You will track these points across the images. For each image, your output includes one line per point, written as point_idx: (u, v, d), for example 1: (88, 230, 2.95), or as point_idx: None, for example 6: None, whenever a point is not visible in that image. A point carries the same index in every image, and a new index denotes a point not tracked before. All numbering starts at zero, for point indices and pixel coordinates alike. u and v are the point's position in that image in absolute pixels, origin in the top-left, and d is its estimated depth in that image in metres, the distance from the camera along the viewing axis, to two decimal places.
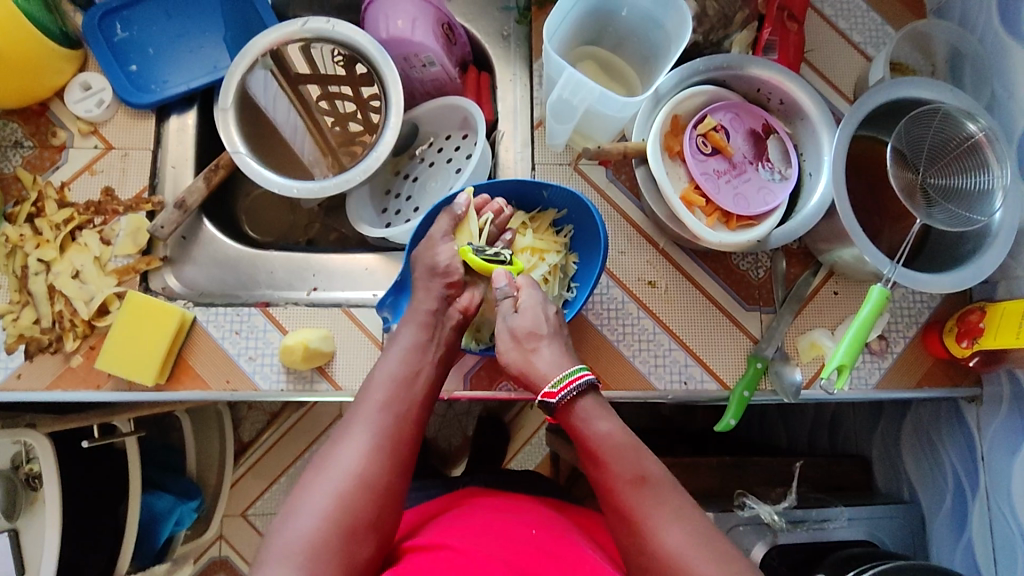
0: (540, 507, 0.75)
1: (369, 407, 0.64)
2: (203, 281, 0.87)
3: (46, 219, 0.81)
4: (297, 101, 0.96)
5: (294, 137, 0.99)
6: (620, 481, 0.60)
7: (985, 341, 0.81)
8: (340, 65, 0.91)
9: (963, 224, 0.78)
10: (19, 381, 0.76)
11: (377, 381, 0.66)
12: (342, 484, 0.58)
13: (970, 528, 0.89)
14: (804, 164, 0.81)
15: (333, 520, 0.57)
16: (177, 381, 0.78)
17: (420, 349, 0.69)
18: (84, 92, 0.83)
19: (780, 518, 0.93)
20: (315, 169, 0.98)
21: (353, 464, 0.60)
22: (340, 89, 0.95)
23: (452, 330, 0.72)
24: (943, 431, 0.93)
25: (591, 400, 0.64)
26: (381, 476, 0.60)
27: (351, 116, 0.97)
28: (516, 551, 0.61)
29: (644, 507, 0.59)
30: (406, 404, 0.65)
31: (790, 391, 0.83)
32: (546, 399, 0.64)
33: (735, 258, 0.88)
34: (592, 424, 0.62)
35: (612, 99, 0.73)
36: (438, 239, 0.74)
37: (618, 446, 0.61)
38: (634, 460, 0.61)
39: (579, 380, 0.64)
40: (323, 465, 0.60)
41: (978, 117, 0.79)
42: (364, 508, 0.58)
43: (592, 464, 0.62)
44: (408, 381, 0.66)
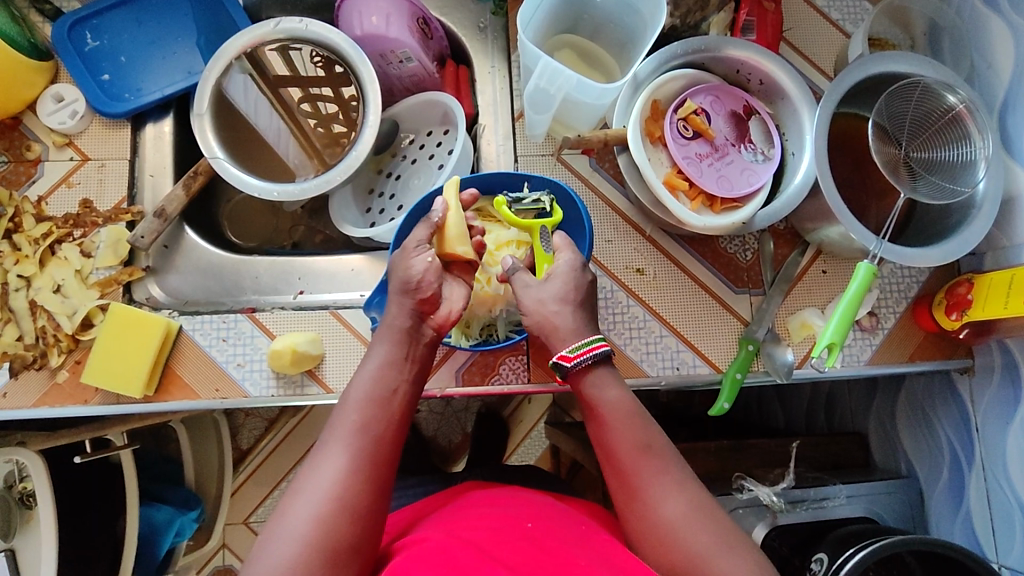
0: (532, 497, 0.74)
1: (344, 430, 0.62)
2: (188, 289, 0.87)
3: (25, 234, 0.79)
4: (279, 104, 0.96)
5: (277, 141, 0.98)
6: (624, 445, 0.62)
7: (974, 312, 0.80)
8: (317, 66, 0.90)
9: (948, 196, 0.78)
10: (5, 399, 0.75)
11: (352, 401, 0.64)
12: (320, 509, 0.57)
13: (968, 500, 0.89)
14: (787, 144, 0.80)
15: (311, 547, 0.56)
16: (166, 391, 0.77)
17: (396, 366, 0.67)
18: (56, 103, 0.82)
19: (778, 499, 0.95)
20: (302, 173, 0.98)
21: (331, 489, 0.58)
22: (321, 90, 0.93)
23: (427, 347, 0.70)
24: (937, 405, 0.94)
25: (604, 371, 0.66)
26: (361, 500, 0.59)
27: (334, 117, 0.95)
28: (508, 543, 0.60)
29: (644, 472, 0.61)
30: (383, 424, 0.63)
31: (782, 371, 0.82)
32: (562, 362, 0.65)
33: (723, 241, 0.87)
34: (604, 392, 0.64)
35: (590, 86, 0.72)
36: (413, 248, 0.71)
37: (626, 415, 0.63)
38: (641, 427, 0.63)
39: (596, 349, 0.65)
40: (300, 491, 0.59)
41: (958, 88, 0.78)
42: (343, 533, 0.57)
43: (597, 428, 0.65)
44: (384, 401, 0.65)
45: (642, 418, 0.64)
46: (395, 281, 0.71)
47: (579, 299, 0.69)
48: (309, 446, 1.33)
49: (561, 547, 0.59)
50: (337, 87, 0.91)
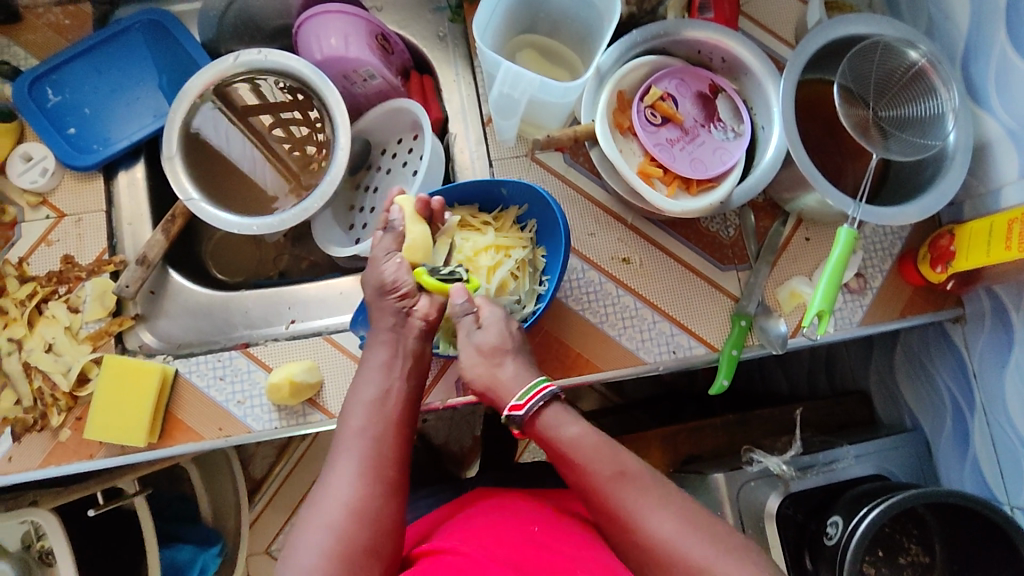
0: (538, 497, 0.76)
1: (349, 437, 0.63)
2: (179, 331, 0.86)
3: (11, 297, 0.79)
4: (249, 132, 0.95)
5: (255, 168, 0.97)
6: (599, 478, 0.62)
7: (958, 263, 0.81)
8: (286, 93, 0.90)
9: (921, 151, 0.78)
10: (12, 463, 0.76)
11: (352, 409, 0.66)
12: (334, 518, 0.58)
13: (973, 448, 0.90)
14: (756, 118, 0.81)
15: (331, 555, 0.56)
16: (170, 436, 0.78)
17: (388, 366, 0.69)
18: (26, 163, 0.82)
19: (788, 468, 0.95)
20: (283, 197, 0.96)
21: (343, 495, 0.59)
22: (290, 115, 0.93)
23: (418, 338, 0.70)
24: (934, 355, 0.95)
25: (558, 409, 0.67)
26: (375, 502, 0.60)
27: (307, 138, 0.95)
28: (510, 545, 0.63)
29: (627, 499, 0.61)
30: (383, 425, 0.65)
31: (777, 342, 0.82)
32: (514, 412, 0.66)
33: (704, 221, 0.88)
34: (561, 430, 0.65)
35: (553, 86, 0.71)
36: (382, 256, 0.72)
37: (592, 449, 0.63)
38: (611, 456, 0.63)
39: (544, 390, 0.66)
40: (314, 502, 0.60)
41: (919, 44, 0.79)
42: (360, 537, 0.58)
43: (567, 469, 0.65)
44: (381, 402, 0.66)
45: (608, 448, 0.64)
46: (369, 288, 0.72)
47: (514, 348, 0.69)
48: (322, 469, 1.33)
49: (566, 550, 0.62)
50: (305, 110, 0.91)
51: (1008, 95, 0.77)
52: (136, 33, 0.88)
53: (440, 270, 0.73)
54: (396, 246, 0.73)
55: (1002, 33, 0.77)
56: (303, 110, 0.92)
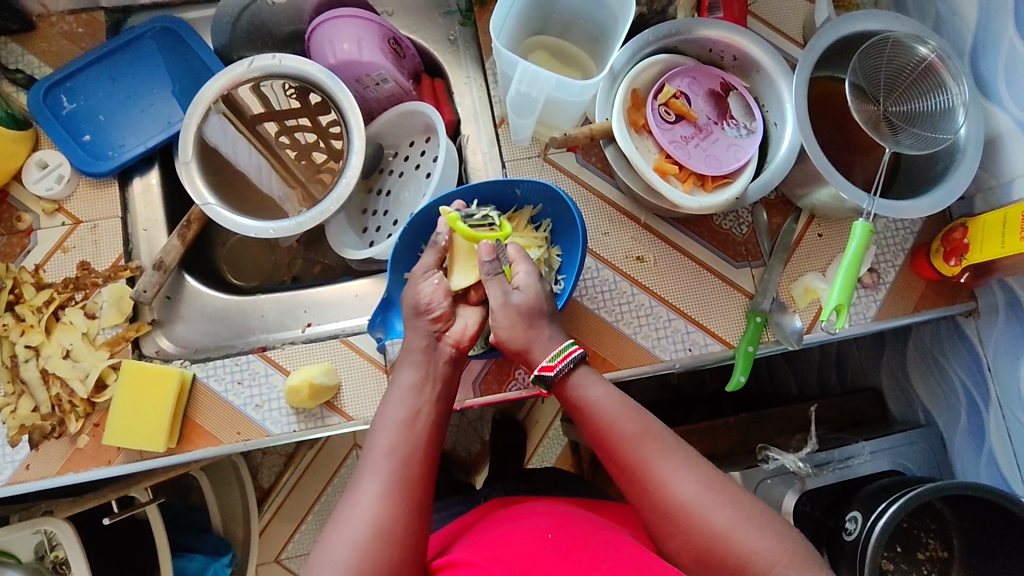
0: (557, 503, 0.76)
1: (376, 455, 0.63)
2: (197, 336, 0.86)
3: (27, 304, 0.79)
4: (257, 142, 0.94)
5: (261, 178, 0.96)
6: (622, 437, 0.64)
7: (973, 255, 0.81)
8: (294, 98, 0.91)
9: (932, 144, 0.79)
10: (29, 471, 0.75)
11: (380, 427, 0.65)
12: (359, 535, 0.58)
13: (989, 440, 0.91)
14: (768, 115, 0.81)
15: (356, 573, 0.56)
16: (188, 441, 0.77)
17: (419, 387, 0.67)
18: (41, 170, 0.82)
19: (805, 464, 0.96)
20: (287, 204, 0.94)
21: (369, 514, 0.59)
22: (298, 122, 0.94)
23: (449, 363, 0.70)
24: (947, 350, 0.95)
25: (583, 371, 0.68)
26: (400, 521, 0.59)
27: (314, 146, 0.95)
28: (530, 555, 0.62)
29: (650, 458, 0.62)
30: (412, 446, 0.64)
31: (793, 338, 0.83)
32: (545, 372, 0.67)
33: (717, 218, 0.88)
34: (587, 390, 0.66)
35: (569, 84, 0.71)
36: (421, 275, 0.73)
37: (616, 411, 0.65)
38: (635, 417, 0.65)
39: (574, 352, 0.67)
40: (338, 520, 0.59)
41: (927, 39, 0.80)
42: (386, 557, 0.57)
43: (591, 430, 0.66)
44: (410, 422, 0.65)
45: (631, 408, 0.66)
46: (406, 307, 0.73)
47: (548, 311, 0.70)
48: (332, 476, 1.32)
49: (587, 554, 0.62)
50: (313, 116, 0.93)
51: (1016, 88, 0.78)
52: (150, 40, 0.88)
53: (472, 215, 0.77)
54: (435, 264, 0.74)
55: (1011, 27, 0.77)
56: (313, 116, 0.93)
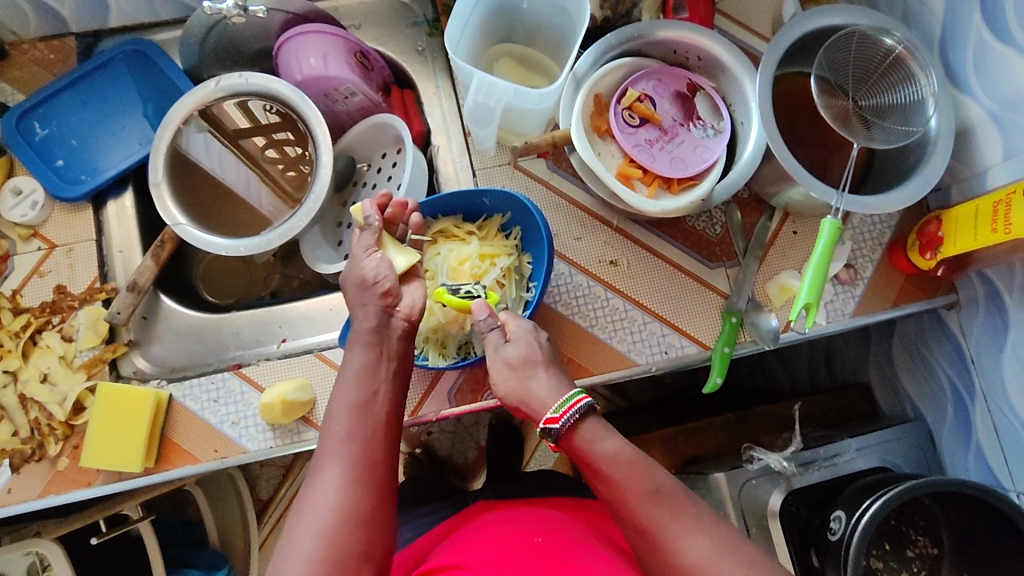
0: (538, 509, 0.76)
1: (333, 442, 0.62)
2: (174, 356, 0.87)
3: (5, 329, 0.80)
4: (243, 155, 0.96)
5: (249, 190, 0.98)
6: (632, 498, 0.60)
7: (947, 249, 0.80)
8: (275, 113, 0.90)
9: (903, 137, 0.78)
10: (11, 495, 0.76)
11: (336, 411, 0.64)
12: (323, 524, 0.57)
13: (976, 433, 0.90)
14: (736, 115, 0.80)
15: (322, 561, 0.56)
16: (166, 460, 0.78)
17: (374, 367, 0.66)
18: (16, 197, 0.83)
19: (789, 463, 0.95)
20: (275, 218, 0.97)
21: (329, 502, 0.58)
22: (282, 135, 0.94)
23: (401, 340, 0.68)
24: (931, 343, 0.94)
25: (595, 422, 0.64)
26: (363, 507, 0.59)
27: (301, 158, 0.95)
28: (516, 561, 0.63)
29: (660, 520, 0.59)
30: (370, 427, 0.63)
31: (769, 338, 0.82)
32: (550, 425, 0.63)
33: (690, 219, 0.88)
34: (597, 444, 0.62)
35: (527, 93, 0.71)
36: (363, 253, 0.70)
37: (620, 457, 0.61)
38: (645, 474, 0.61)
39: (579, 403, 0.63)
40: (301, 512, 0.59)
41: (893, 31, 0.79)
42: (349, 543, 0.57)
43: (600, 484, 0.62)
44: (366, 405, 0.64)
45: (644, 464, 0.62)
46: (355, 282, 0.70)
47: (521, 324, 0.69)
48: None
49: (574, 556, 0.62)
50: (297, 130, 0.92)
51: (985, 77, 0.77)
52: (119, 63, 0.89)
53: (460, 287, 0.76)
54: (375, 243, 0.72)
55: (978, 16, 0.76)
56: (295, 128, 0.92)
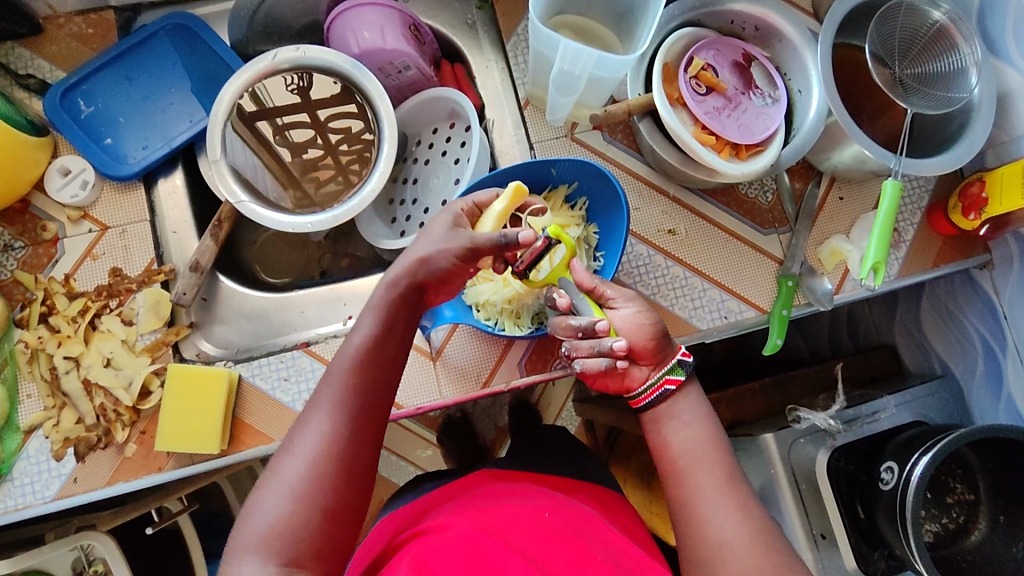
0: (543, 488, 0.75)
1: (336, 389, 0.60)
2: (236, 338, 0.85)
3: (60, 314, 0.78)
4: (252, 140, 0.91)
5: (257, 176, 0.90)
6: (701, 459, 0.66)
7: (991, 208, 0.85)
8: (295, 92, 0.91)
9: (948, 104, 0.82)
10: (77, 484, 0.74)
11: (344, 360, 0.62)
12: (314, 467, 0.56)
13: (1007, 384, 0.95)
14: (791, 83, 0.83)
15: (309, 503, 0.55)
16: (239, 441, 0.77)
17: (390, 328, 0.65)
18: (64, 177, 0.79)
19: (834, 422, 0.98)
20: (283, 203, 0.91)
21: (325, 448, 0.57)
22: (295, 119, 0.95)
23: (415, 307, 0.67)
24: (961, 302, 0.99)
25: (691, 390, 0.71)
26: (353, 458, 0.58)
27: (307, 142, 0.98)
28: (530, 532, 0.62)
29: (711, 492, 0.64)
30: (373, 386, 0.62)
31: (825, 299, 0.86)
32: (686, 359, 0.71)
33: (743, 187, 0.90)
34: (692, 406, 0.70)
35: (611, 60, 0.70)
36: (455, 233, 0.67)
37: (703, 426, 0.69)
38: (715, 446, 0.67)
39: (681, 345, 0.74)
40: (290, 451, 0.58)
41: (940, 3, 0.82)
42: (339, 492, 0.56)
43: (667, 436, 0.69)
44: (376, 363, 0.63)
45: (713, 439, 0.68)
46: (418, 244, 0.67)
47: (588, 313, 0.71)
48: None
49: (583, 542, 0.62)
50: (313, 110, 0.94)
51: None
52: (163, 38, 0.86)
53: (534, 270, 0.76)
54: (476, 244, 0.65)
55: None
56: (311, 112, 0.94)
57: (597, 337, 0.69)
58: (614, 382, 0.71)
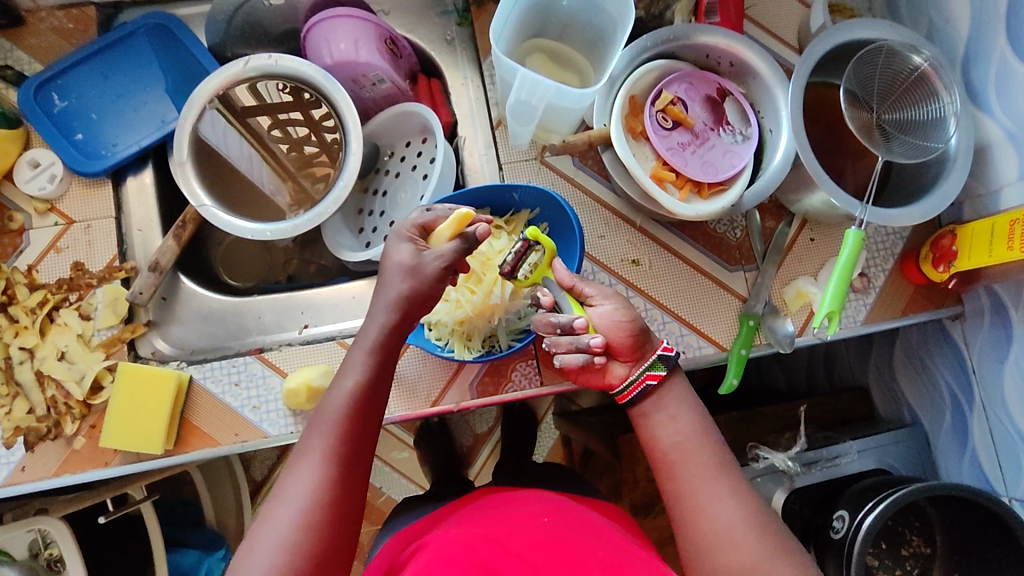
0: (555, 496, 0.73)
1: (325, 435, 0.61)
2: (193, 337, 0.87)
3: (20, 305, 0.79)
4: (248, 133, 0.93)
5: (250, 167, 0.95)
6: (695, 452, 0.65)
7: (959, 263, 0.83)
8: (286, 93, 0.88)
9: (924, 153, 0.80)
10: (25, 473, 0.75)
11: (332, 406, 0.63)
12: (304, 516, 0.57)
13: (972, 440, 0.92)
14: (764, 122, 0.82)
15: (300, 552, 0.56)
16: (185, 442, 0.78)
17: (375, 371, 0.65)
18: (33, 170, 0.81)
19: (793, 463, 1.00)
20: (279, 198, 0.96)
21: (313, 496, 0.58)
22: (291, 115, 0.92)
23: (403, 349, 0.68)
24: (933, 352, 0.97)
25: (679, 381, 0.70)
26: (343, 506, 0.59)
27: (305, 139, 0.94)
28: (528, 538, 0.61)
29: (704, 477, 0.63)
30: (362, 430, 0.63)
31: (784, 342, 0.85)
32: (668, 353, 0.68)
33: (712, 222, 0.89)
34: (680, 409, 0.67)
35: (568, 92, 0.71)
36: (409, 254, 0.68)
37: (692, 416, 0.67)
38: (705, 435, 0.66)
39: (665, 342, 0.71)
40: (281, 499, 0.58)
41: (921, 49, 0.80)
42: (327, 540, 0.57)
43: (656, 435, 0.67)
44: (365, 409, 0.63)
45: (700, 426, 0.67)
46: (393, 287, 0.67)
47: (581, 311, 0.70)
48: None
49: (586, 542, 0.60)
50: (307, 111, 0.91)
51: (1006, 98, 0.79)
52: (142, 37, 0.87)
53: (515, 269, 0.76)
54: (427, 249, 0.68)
55: (1002, 38, 0.78)
56: (306, 110, 0.91)
57: (576, 334, 0.69)
58: (596, 379, 0.71)
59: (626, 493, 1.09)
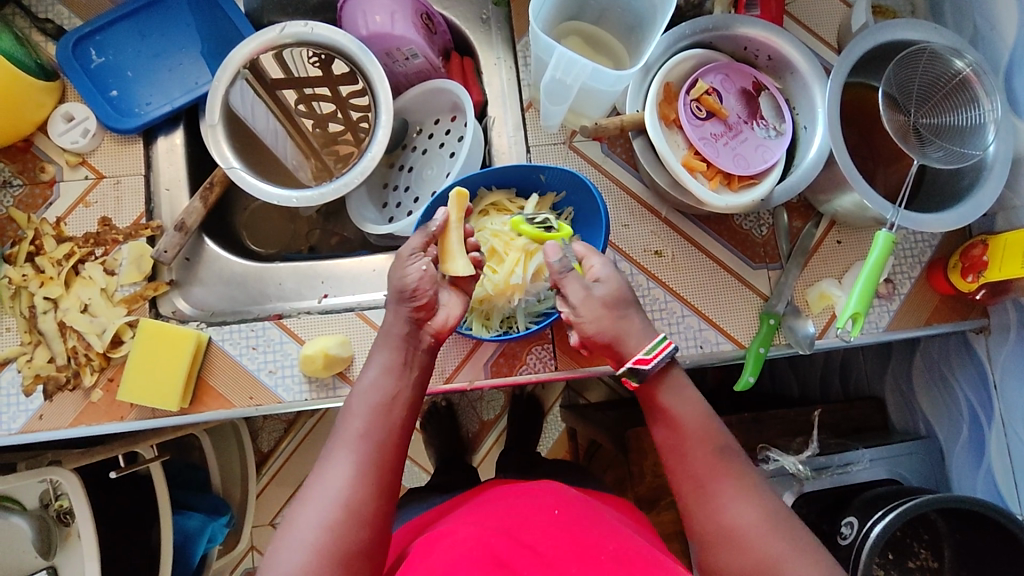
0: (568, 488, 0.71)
1: (349, 436, 0.60)
2: (213, 299, 0.88)
3: (47, 256, 0.80)
4: (277, 107, 0.94)
5: (276, 142, 0.95)
6: (697, 444, 0.63)
7: (990, 273, 0.82)
8: (316, 65, 0.89)
9: (959, 160, 0.78)
10: (43, 421, 0.76)
11: (355, 408, 0.62)
12: (331, 515, 0.55)
13: (988, 456, 0.91)
14: (798, 118, 0.80)
15: (326, 553, 0.54)
16: (201, 402, 0.78)
17: (397, 372, 0.65)
18: (67, 123, 0.82)
19: (804, 467, 0.98)
20: (301, 173, 0.96)
21: (339, 495, 0.56)
22: (319, 91, 0.93)
23: (427, 353, 0.67)
24: (954, 364, 0.95)
25: (676, 372, 0.66)
26: (370, 506, 0.57)
27: (331, 116, 0.96)
28: (538, 529, 0.60)
29: (711, 471, 0.61)
30: (388, 430, 0.61)
31: (804, 343, 0.83)
32: (640, 365, 0.64)
33: (738, 218, 0.88)
34: (683, 393, 0.65)
35: (605, 74, 0.71)
36: (408, 257, 0.68)
37: (694, 405, 0.64)
38: (708, 426, 0.64)
39: (668, 348, 0.64)
40: (306, 501, 0.57)
41: (965, 53, 0.78)
42: (353, 539, 0.55)
43: (662, 426, 0.65)
44: (388, 408, 0.63)
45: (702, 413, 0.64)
46: (392, 289, 0.67)
47: (633, 301, 0.67)
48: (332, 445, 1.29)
49: (597, 534, 0.60)
50: (335, 86, 0.92)
51: None
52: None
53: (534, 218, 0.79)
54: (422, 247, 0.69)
55: None
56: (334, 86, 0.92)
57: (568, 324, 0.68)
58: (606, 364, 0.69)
59: (631, 488, 1.08)
